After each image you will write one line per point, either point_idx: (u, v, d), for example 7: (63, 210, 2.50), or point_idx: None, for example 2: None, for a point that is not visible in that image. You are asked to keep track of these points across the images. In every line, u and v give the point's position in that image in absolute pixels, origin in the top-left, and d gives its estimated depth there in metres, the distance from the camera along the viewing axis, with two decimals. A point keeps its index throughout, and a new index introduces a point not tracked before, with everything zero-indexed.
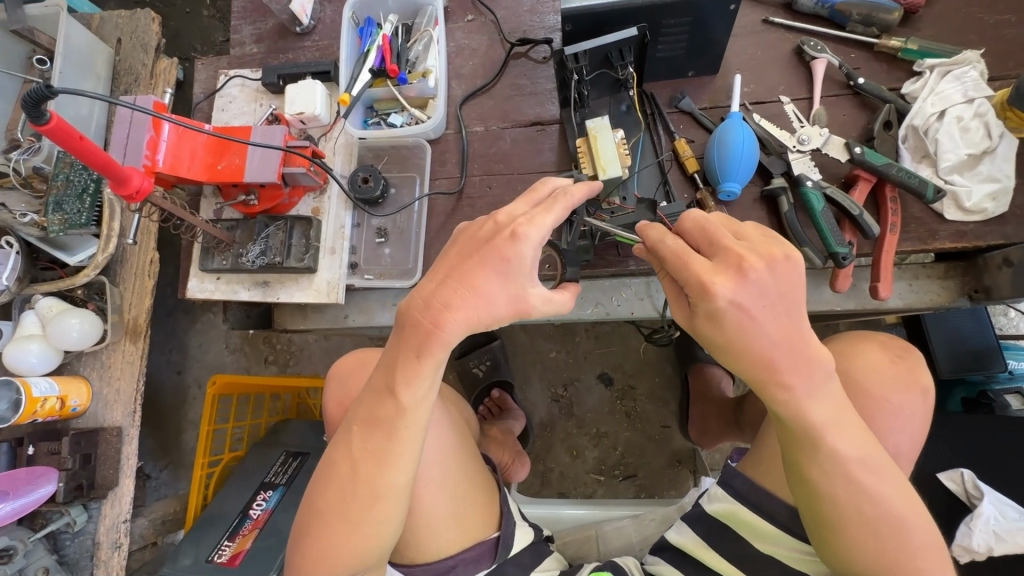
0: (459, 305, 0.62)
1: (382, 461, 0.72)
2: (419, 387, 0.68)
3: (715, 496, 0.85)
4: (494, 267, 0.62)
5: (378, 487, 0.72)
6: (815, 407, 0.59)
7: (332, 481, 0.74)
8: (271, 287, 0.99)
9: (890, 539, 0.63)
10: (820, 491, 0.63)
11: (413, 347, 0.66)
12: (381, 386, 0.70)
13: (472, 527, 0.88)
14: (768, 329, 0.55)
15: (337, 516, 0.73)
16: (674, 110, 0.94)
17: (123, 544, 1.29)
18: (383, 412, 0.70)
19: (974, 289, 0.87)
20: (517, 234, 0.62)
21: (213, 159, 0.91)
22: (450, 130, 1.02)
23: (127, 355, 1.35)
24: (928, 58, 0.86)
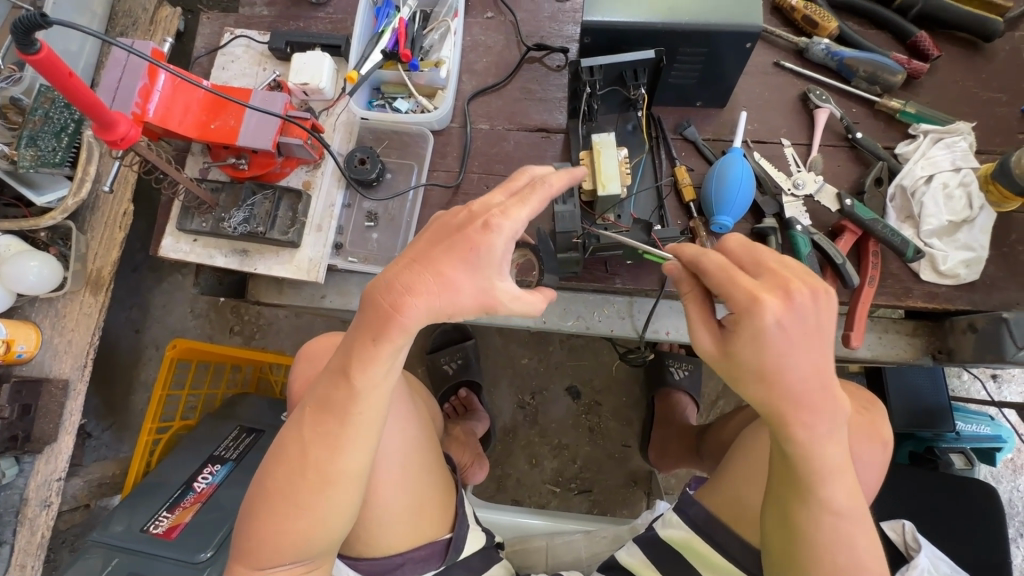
0: (422, 291, 0.61)
1: (336, 446, 0.70)
2: (376, 372, 0.67)
3: (670, 521, 0.86)
4: (466, 257, 0.61)
5: (329, 473, 0.70)
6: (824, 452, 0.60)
7: (282, 464, 0.71)
8: (249, 256, 0.96)
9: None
10: (803, 535, 0.63)
11: (375, 331, 0.64)
12: (338, 369, 0.69)
13: (426, 525, 0.87)
14: (799, 360, 0.55)
15: (284, 500, 0.71)
16: (678, 137, 0.96)
17: (53, 504, 1.22)
18: (339, 397, 0.69)
19: (938, 349, 0.90)
20: (488, 224, 0.61)
21: (206, 118, 0.88)
22: (454, 124, 1.01)
23: (85, 307, 1.29)
24: (923, 123, 0.90)
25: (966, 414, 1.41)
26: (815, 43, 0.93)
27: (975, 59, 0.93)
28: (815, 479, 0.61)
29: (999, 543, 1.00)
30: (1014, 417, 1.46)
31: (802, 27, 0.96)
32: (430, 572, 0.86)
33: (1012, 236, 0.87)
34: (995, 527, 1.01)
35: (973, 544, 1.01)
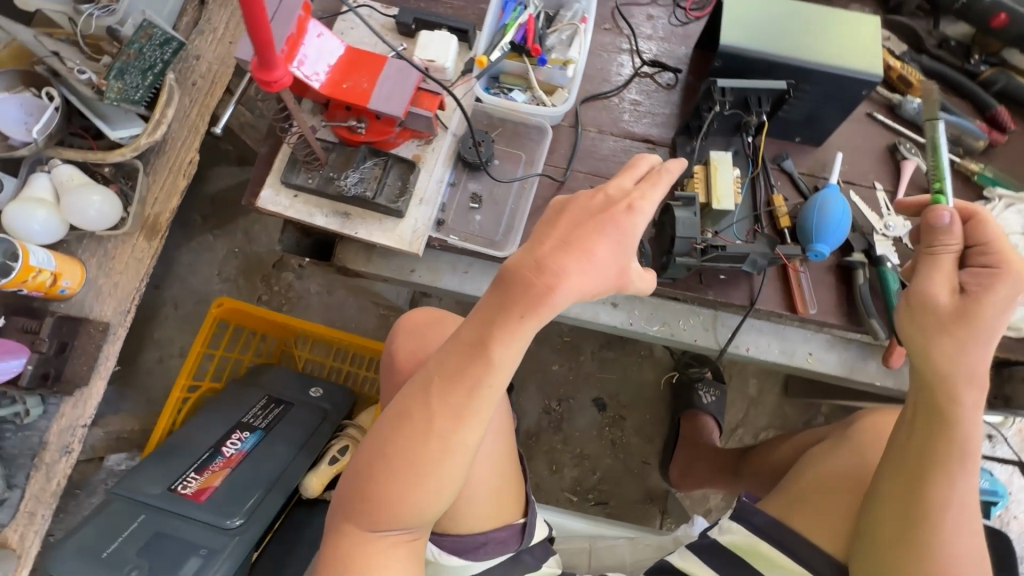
0: (574, 269, 0.66)
1: (458, 416, 0.70)
2: (514, 347, 0.69)
3: (729, 528, 0.89)
4: (607, 235, 0.67)
5: (447, 444, 0.70)
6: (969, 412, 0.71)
7: (403, 431, 0.71)
8: (350, 219, 0.96)
9: (934, 539, 0.70)
10: (928, 508, 0.71)
11: (523, 307, 0.67)
12: (472, 342, 0.70)
13: (506, 509, 0.89)
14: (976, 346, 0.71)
15: (403, 466, 0.70)
16: (775, 167, 1.01)
17: (73, 451, 1.16)
18: (473, 370, 0.69)
19: (993, 395, 0.97)
20: (633, 207, 0.68)
21: (340, 77, 0.89)
22: (565, 122, 1.04)
23: (137, 251, 1.25)
24: (998, 187, 0.98)
25: None
26: (908, 101, 1.01)
27: None
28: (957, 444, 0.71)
29: None
30: (1007, 474, 1.57)
31: (896, 85, 1.04)
32: (507, 553, 0.88)
33: None
34: None
35: None
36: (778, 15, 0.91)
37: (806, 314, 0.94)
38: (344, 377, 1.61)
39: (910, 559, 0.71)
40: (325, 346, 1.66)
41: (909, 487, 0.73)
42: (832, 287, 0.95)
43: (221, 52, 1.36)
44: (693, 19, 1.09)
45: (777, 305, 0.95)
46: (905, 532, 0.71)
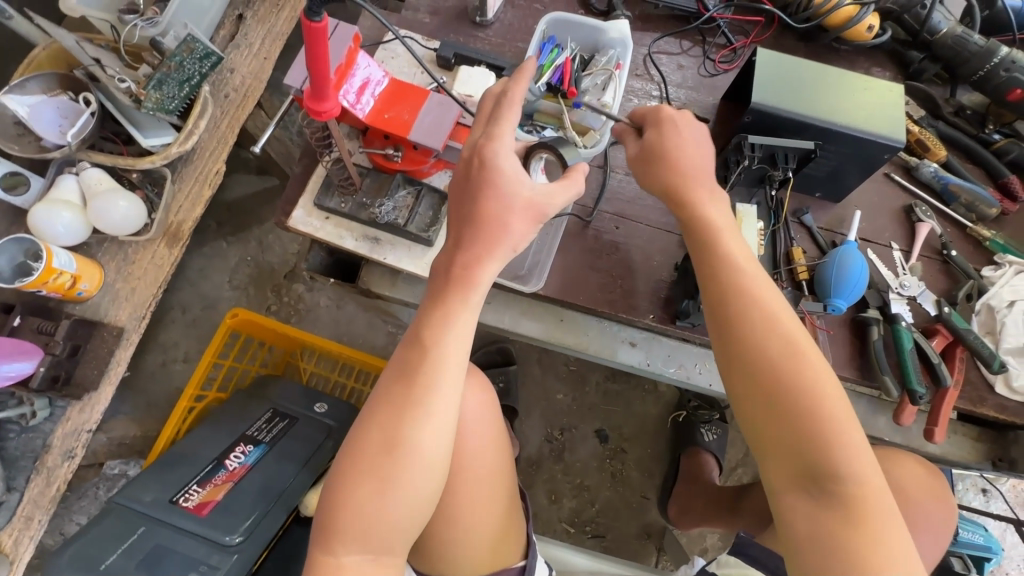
0: (478, 244, 0.72)
1: (409, 413, 0.72)
2: (450, 335, 0.73)
3: (728, 561, 0.98)
4: (496, 195, 0.72)
5: (405, 453, 0.71)
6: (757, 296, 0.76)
7: (366, 447, 0.72)
8: (379, 245, 0.97)
9: (827, 430, 0.69)
10: (779, 430, 0.71)
11: (455, 285, 0.74)
12: (413, 339, 0.75)
13: (503, 546, 0.91)
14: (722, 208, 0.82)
15: (368, 484, 0.71)
16: (795, 220, 1.05)
17: (76, 456, 1.15)
18: (420, 364, 0.73)
19: (999, 457, 0.99)
20: (486, 157, 0.72)
21: (382, 107, 0.91)
22: (594, 163, 1.06)
23: (157, 258, 1.25)
24: (1009, 254, 1.01)
25: (965, 521, 1.52)
26: (925, 165, 1.05)
27: None
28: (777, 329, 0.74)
29: None
30: (1002, 530, 1.58)
31: (913, 148, 1.08)
32: None
33: None
34: None
35: None
36: (806, 76, 0.94)
37: None
38: (348, 393, 1.60)
39: (811, 454, 0.70)
40: (331, 360, 1.64)
41: (750, 384, 0.74)
42: (846, 343, 0.96)
43: (254, 66, 1.38)
44: (721, 71, 1.13)
45: None
46: (790, 435, 0.71)
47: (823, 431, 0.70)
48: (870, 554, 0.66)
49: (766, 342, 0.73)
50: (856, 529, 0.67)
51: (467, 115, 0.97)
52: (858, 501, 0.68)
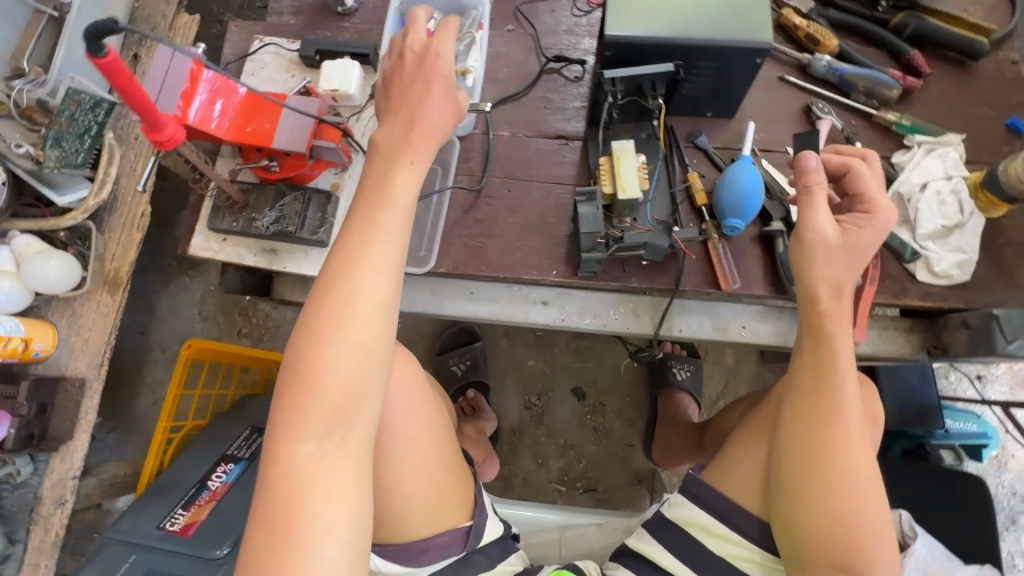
0: (412, 139, 0.72)
1: (321, 423, 0.65)
2: (359, 319, 0.67)
3: (675, 501, 0.89)
4: (437, 87, 0.72)
5: (320, 464, 0.65)
6: (844, 405, 0.79)
7: (286, 475, 0.64)
8: (278, 255, 1.00)
9: (854, 522, 0.77)
10: (823, 495, 0.77)
11: (370, 209, 0.70)
12: (316, 334, 0.66)
13: (447, 510, 0.91)
14: (845, 320, 0.80)
15: (285, 520, 0.62)
16: (690, 145, 1.01)
17: (67, 502, 1.22)
18: (329, 364, 0.66)
19: (933, 345, 0.95)
20: (438, 54, 0.73)
21: (242, 121, 0.90)
22: (477, 131, 1.05)
23: (101, 308, 1.31)
24: (917, 135, 0.96)
25: (955, 412, 1.48)
26: (817, 59, 0.99)
27: (963, 76, 1.00)
28: (837, 434, 0.78)
29: (985, 528, 1.08)
30: (1000, 417, 1.51)
31: (805, 44, 1.02)
32: (451, 558, 0.92)
33: (1000, 241, 0.93)
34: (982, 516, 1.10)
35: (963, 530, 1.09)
36: None
37: (731, 289, 0.94)
38: None
39: (840, 544, 0.76)
40: None
41: (801, 489, 0.78)
42: (755, 260, 0.95)
43: None
44: (595, 7, 1.09)
45: (702, 284, 0.95)
46: (819, 515, 0.77)
47: (834, 491, 0.77)
48: None
49: (812, 399, 0.79)
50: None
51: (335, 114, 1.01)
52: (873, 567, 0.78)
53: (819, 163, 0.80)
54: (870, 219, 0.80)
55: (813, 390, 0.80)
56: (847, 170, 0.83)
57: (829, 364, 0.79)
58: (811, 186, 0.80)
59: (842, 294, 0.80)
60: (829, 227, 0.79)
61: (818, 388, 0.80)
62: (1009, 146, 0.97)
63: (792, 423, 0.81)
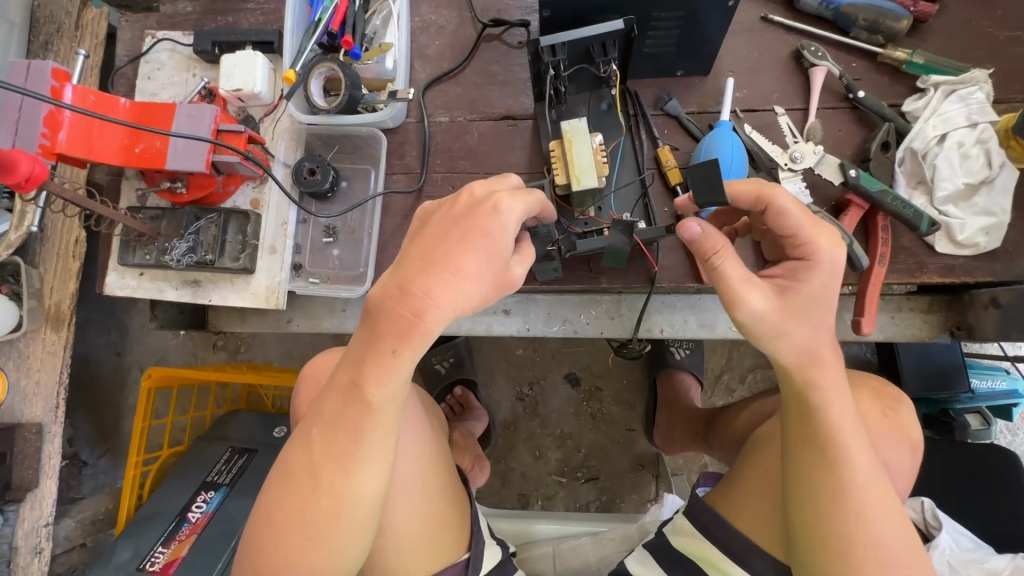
0: (433, 277, 0.53)
1: (349, 457, 0.62)
2: (391, 386, 0.60)
3: (681, 529, 0.80)
4: (482, 245, 0.54)
5: (317, 494, 0.63)
6: (854, 475, 0.60)
7: (284, 485, 0.65)
8: (201, 287, 0.88)
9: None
10: (850, 556, 0.60)
11: (436, 277, 0.53)
12: (348, 382, 0.61)
13: (443, 546, 0.80)
14: (832, 374, 0.61)
15: (275, 526, 0.64)
16: (659, 112, 0.85)
17: (44, 549, 1.18)
18: (349, 416, 0.61)
19: (956, 325, 0.83)
20: (499, 207, 0.55)
21: (130, 141, 0.79)
22: (411, 119, 0.90)
23: (48, 345, 1.19)
24: (933, 74, 0.79)
25: (979, 369, 1.29)
26: None
27: None
28: (851, 505, 0.60)
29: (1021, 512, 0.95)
30: None
31: None
32: None
33: None
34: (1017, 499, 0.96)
35: (988, 513, 0.97)
36: None
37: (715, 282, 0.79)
38: None
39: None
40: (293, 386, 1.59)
41: (821, 560, 0.61)
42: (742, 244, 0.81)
43: None
44: None
45: (682, 277, 0.82)
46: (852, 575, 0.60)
47: (853, 550, 0.60)
48: None
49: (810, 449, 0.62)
50: None
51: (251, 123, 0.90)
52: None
53: (704, 229, 0.59)
54: (810, 274, 0.59)
55: (809, 450, 0.62)
56: (763, 206, 0.61)
57: (821, 422, 0.61)
58: (710, 257, 0.59)
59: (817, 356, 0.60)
60: (756, 301, 0.59)
61: (817, 453, 0.61)
62: None
63: (791, 484, 0.64)
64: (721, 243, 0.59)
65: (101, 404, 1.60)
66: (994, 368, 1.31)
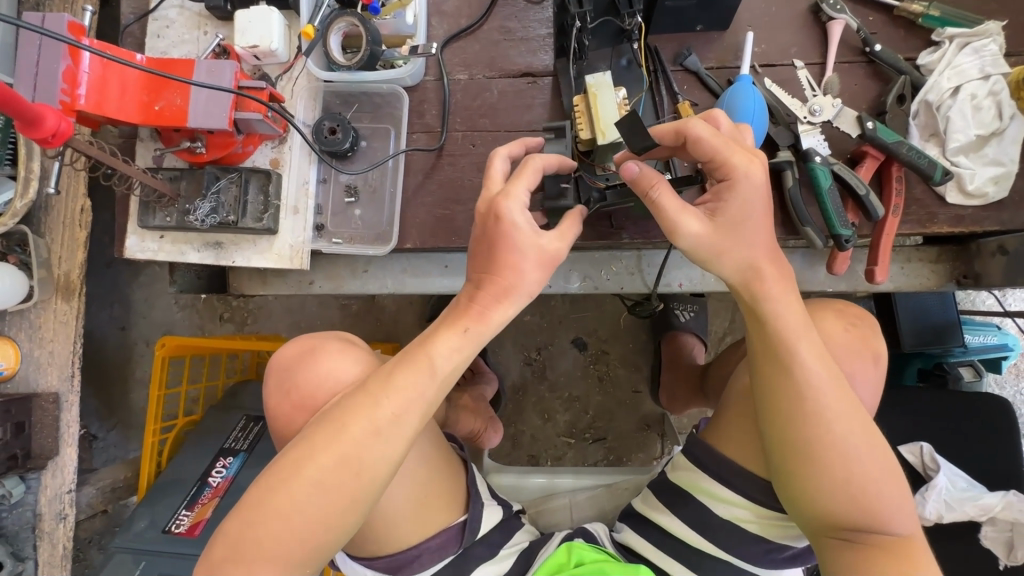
0: (489, 281, 0.65)
1: (391, 414, 0.64)
2: (459, 356, 0.66)
3: (678, 463, 0.84)
4: (513, 247, 0.63)
5: (373, 454, 0.64)
6: (805, 374, 0.66)
7: (338, 445, 0.64)
8: (224, 249, 0.88)
9: (877, 499, 0.65)
10: (818, 463, 0.66)
11: (496, 294, 0.66)
12: (414, 351, 0.67)
13: (434, 515, 0.82)
14: (778, 283, 0.68)
15: (322, 490, 0.63)
16: (678, 68, 0.86)
17: (68, 515, 1.19)
18: (417, 383, 0.65)
19: (963, 274, 0.87)
20: (500, 212, 0.63)
21: (149, 98, 0.78)
22: (430, 77, 0.89)
23: (59, 315, 1.18)
24: (948, 27, 0.81)
25: (971, 325, 1.34)
26: None
27: None
28: (811, 402, 0.66)
29: (1014, 454, 1.00)
30: (1021, 324, 1.40)
31: None
32: (448, 558, 0.83)
33: None
34: (1010, 441, 1.00)
35: (984, 455, 1.01)
36: None
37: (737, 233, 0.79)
38: None
39: (859, 518, 0.66)
40: None
41: (795, 462, 0.66)
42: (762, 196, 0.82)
43: None
44: None
45: None
46: (825, 484, 0.66)
47: (824, 456, 0.66)
48: (911, 565, 0.66)
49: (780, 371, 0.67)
50: (882, 545, 0.67)
51: (269, 81, 0.89)
52: (903, 554, 0.67)
53: (642, 168, 0.65)
54: (729, 195, 0.65)
55: (766, 358, 0.68)
56: (683, 140, 0.66)
57: (772, 330, 0.67)
58: (649, 193, 0.65)
59: (755, 268, 0.67)
60: (690, 228, 0.66)
61: (771, 360, 0.68)
62: None
63: (765, 400, 0.69)
64: (657, 179, 0.65)
65: (110, 377, 1.60)
66: (986, 323, 1.35)
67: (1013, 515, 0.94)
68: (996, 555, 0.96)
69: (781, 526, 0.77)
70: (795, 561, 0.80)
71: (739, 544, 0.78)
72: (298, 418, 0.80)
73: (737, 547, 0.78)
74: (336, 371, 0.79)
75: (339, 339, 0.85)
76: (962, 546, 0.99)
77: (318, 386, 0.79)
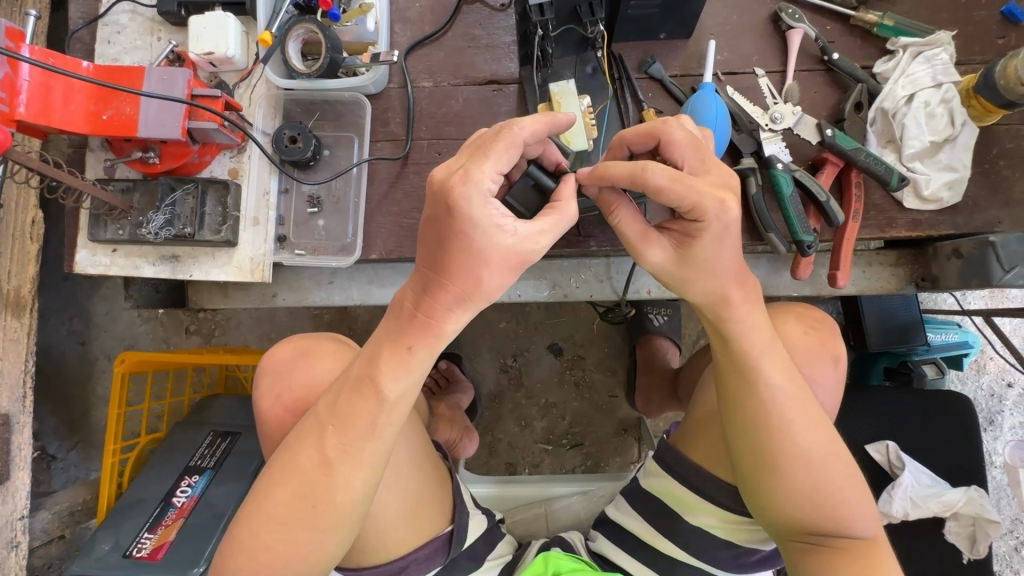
0: (441, 289, 0.58)
1: (354, 439, 0.62)
2: (408, 379, 0.61)
3: (649, 470, 0.83)
4: (467, 245, 0.55)
5: (325, 486, 0.62)
6: (775, 388, 0.66)
7: (293, 479, 0.63)
8: (181, 262, 0.85)
9: (843, 506, 0.66)
10: (784, 474, 0.66)
11: (453, 299, 0.58)
12: (364, 375, 0.62)
13: (424, 521, 0.77)
14: (745, 298, 0.68)
15: (281, 523, 0.62)
16: (644, 76, 0.86)
17: (22, 543, 1.07)
18: (363, 411, 0.62)
19: (922, 277, 0.89)
20: (454, 202, 0.54)
21: (97, 107, 0.75)
22: (394, 84, 0.88)
23: (9, 333, 1.05)
24: (902, 36, 0.82)
25: (934, 324, 1.37)
26: None
27: None
28: (772, 418, 0.66)
29: (979, 449, 1.02)
30: (981, 320, 1.44)
31: None
32: (436, 568, 0.78)
33: (993, 152, 0.82)
34: (976, 438, 1.02)
35: (948, 451, 1.02)
36: None
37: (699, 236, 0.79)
38: None
39: (824, 523, 0.67)
40: None
41: (761, 475, 0.67)
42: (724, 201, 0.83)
43: None
44: None
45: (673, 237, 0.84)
46: (794, 493, 0.66)
47: (792, 466, 0.66)
48: (877, 566, 0.67)
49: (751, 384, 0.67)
50: (848, 548, 0.67)
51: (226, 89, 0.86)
52: (870, 556, 0.67)
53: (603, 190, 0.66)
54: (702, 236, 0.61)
55: (729, 378, 0.69)
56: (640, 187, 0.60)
57: (744, 342, 0.67)
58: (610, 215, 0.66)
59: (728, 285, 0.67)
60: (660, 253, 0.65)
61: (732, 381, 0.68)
62: (1004, 39, 0.84)
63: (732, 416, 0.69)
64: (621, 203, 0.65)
65: (69, 394, 1.52)
66: (947, 321, 1.39)
67: (974, 509, 0.98)
68: (959, 549, 0.99)
69: (746, 529, 0.77)
70: (764, 563, 0.80)
71: (709, 549, 0.78)
72: (289, 423, 0.76)
73: (706, 552, 0.78)
74: (325, 378, 0.76)
75: (333, 343, 0.82)
76: (932, 542, 1.00)
77: (308, 390, 0.75)
